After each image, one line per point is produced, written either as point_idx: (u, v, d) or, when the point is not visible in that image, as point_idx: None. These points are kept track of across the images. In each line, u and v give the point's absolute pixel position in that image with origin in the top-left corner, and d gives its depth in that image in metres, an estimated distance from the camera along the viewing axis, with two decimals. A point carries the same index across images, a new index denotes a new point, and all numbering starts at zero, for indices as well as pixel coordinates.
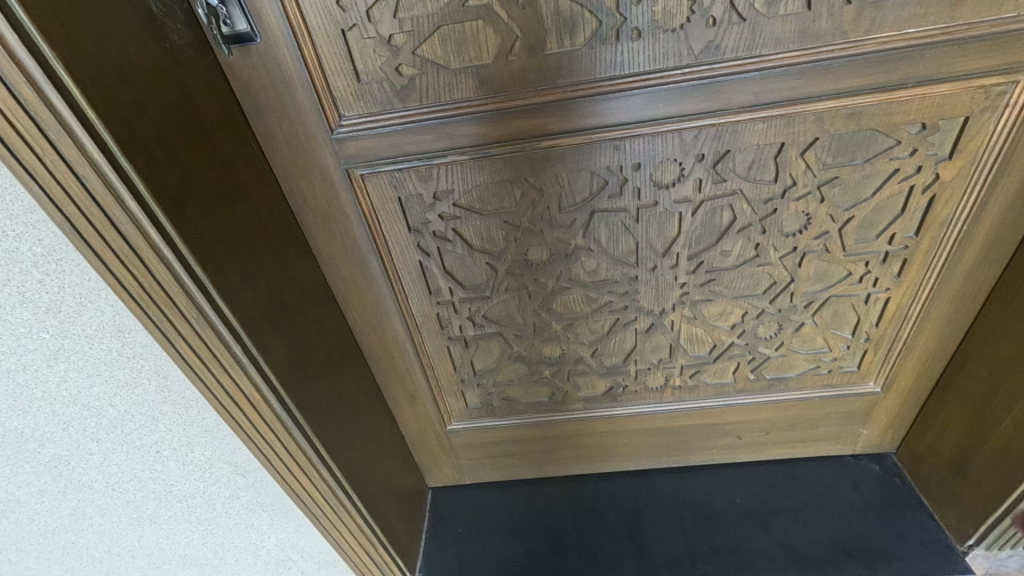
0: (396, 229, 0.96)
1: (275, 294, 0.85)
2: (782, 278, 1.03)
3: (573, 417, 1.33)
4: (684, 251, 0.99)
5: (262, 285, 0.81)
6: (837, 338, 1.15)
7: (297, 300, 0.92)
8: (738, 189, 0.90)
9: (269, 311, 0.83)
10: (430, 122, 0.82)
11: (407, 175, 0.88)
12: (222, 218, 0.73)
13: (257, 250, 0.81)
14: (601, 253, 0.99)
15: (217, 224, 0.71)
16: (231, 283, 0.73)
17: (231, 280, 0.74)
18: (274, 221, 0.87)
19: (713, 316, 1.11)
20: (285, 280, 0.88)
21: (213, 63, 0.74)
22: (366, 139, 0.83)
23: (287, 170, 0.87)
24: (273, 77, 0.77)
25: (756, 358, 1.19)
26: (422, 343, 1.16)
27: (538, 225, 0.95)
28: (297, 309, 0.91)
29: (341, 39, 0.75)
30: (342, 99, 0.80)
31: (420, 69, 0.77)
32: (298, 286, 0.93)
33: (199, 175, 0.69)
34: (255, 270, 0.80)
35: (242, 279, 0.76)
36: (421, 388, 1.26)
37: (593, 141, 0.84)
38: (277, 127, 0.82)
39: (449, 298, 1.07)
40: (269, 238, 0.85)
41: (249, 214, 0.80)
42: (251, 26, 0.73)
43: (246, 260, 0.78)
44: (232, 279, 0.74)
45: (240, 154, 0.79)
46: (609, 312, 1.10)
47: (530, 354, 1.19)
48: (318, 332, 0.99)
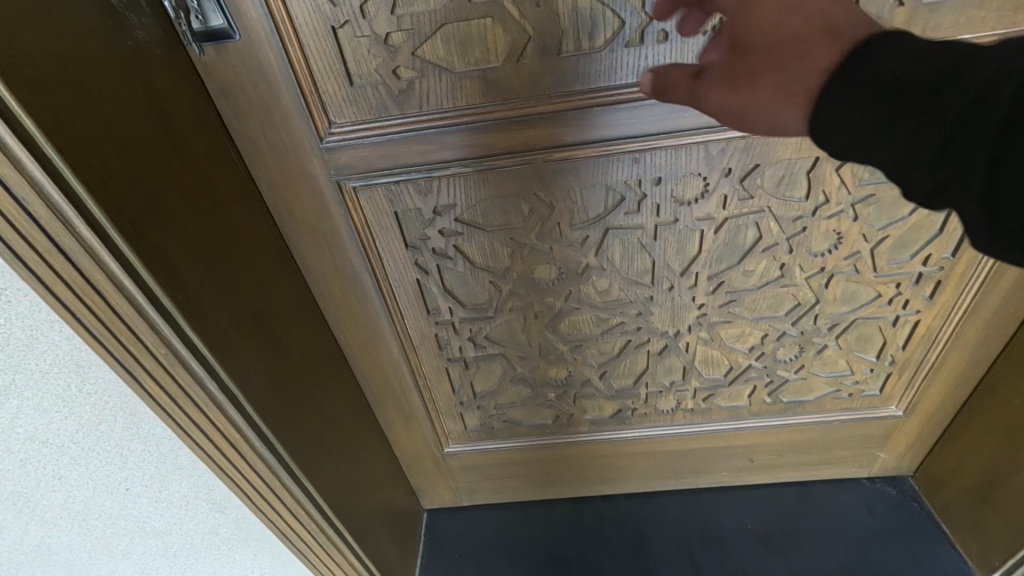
0: (392, 246, 0.88)
1: (258, 321, 0.77)
2: (807, 299, 0.96)
3: (578, 440, 1.26)
4: (703, 271, 0.92)
5: (242, 312, 0.73)
6: (861, 361, 1.08)
7: (283, 323, 0.84)
8: (766, 205, 0.83)
9: (251, 338, 0.74)
10: (430, 131, 0.73)
11: (404, 188, 0.80)
12: (195, 238, 0.64)
13: (238, 272, 0.73)
14: (614, 272, 0.92)
15: (189, 245, 0.63)
16: (206, 312, 0.65)
17: (206, 310, 0.65)
18: (257, 238, 0.78)
19: (730, 337, 1.04)
20: (268, 301, 0.80)
21: (186, 61, 0.65)
22: (359, 149, 0.75)
23: (271, 181, 0.78)
24: (254, 78, 0.68)
25: (774, 381, 1.12)
26: (419, 365, 1.08)
27: (547, 242, 0.88)
28: (282, 333, 0.83)
29: (332, 37, 0.66)
30: (333, 105, 0.72)
31: (420, 72, 0.69)
32: (284, 307, 0.85)
33: (168, 191, 0.60)
34: (234, 294, 0.71)
35: (220, 306, 0.68)
36: (417, 411, 1.18)
37: (611, 153, 0.76)
38: (260, 135, 0.73)
39: (449, 318, 0.99)
40: (251, 258, 0.76)
41: (228, 233, 0.71)
42: (228, 23, 0.64)
43: (224, 283, 0.69)
44: (208, 306, 0.65)
45: (217, 166, 0.70)
46: (620, 334, 1.03)
47: (534, 376, 1.12)
48: (307, 356, 0.91)
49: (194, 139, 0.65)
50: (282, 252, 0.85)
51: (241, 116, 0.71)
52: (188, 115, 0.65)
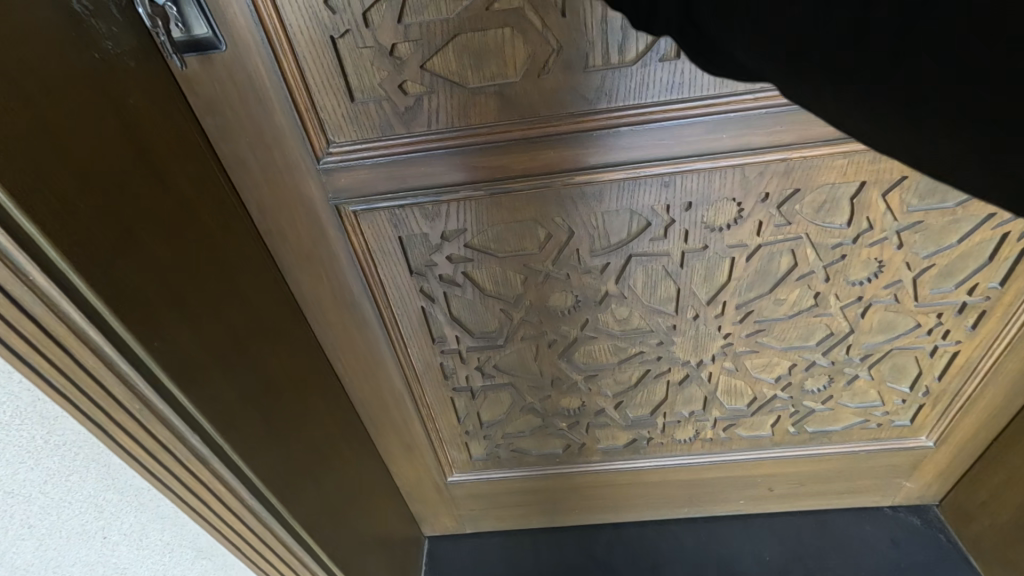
0: (396, 272, 0.80)
1: (248, 360, 0.69)
2: (840, 329, 0.90)
3: (589, 469, 1.19)
4: (731, 299, 0.85)
5: (229, 352, 0.65)
6: (893, 392, 1.02)
7: (275, 358, 0.76)
8: (804, 232, 0.76)
9: (239, 380, 0.67)
10: (440, 151, 0.66)
11: (409, 212, 0.72)
12: (175, 276, 0.57)
13: (224, 309, 0.65)
14: (636, 301, 0.85)
15: (167, 285, 0.56)
16: (187, 357, 0.58)
17: (188, 355, 0.58)
18: (247, 268, 0.71)
19: (756, 367, 0.97)
20: (260, 335, 0.73)
21: (165, 74, 0.58)
22: (360, 170, 0.68)
23: (263, 204, 0.70)
24: (243, 94, 0.61)
25: (800, 411, 1.06)
26: (423, 395, 1.01)
27: (564, 269, 0.81)
28: (275, 368, 0.76)
29: (331, 48, 0.59)
30: (331, 122, 0.64)
31: (429, 88, 0.62)
32: (277, 340, 0.77)
33: (142, 224, 0.53)
34: (220, 332, 0.64)
35: (203, 349, 0.60)
36: (420, 441, 1.10)
37: (638, 176, 0.69)
38: (249, 155, 0.66)
39: (455, 347, 0.92)
40: (241, 290, 0.69)
41: (215, 265, 0.64)
42: (213, 32, 0.57)
43: (209, 322, 0.62)
44: (190, 351, 0.58)
45: (202, 191, 0.62)
46: (639, 363, 0.96)
47: (545, 405, 1.04)
48: (303, 392, 0.83)
49: (175, 162, 0.58)
50: (275, 279, 0.78)
51: (206, 128, 0.63)
52: (167, 136, 0.57)
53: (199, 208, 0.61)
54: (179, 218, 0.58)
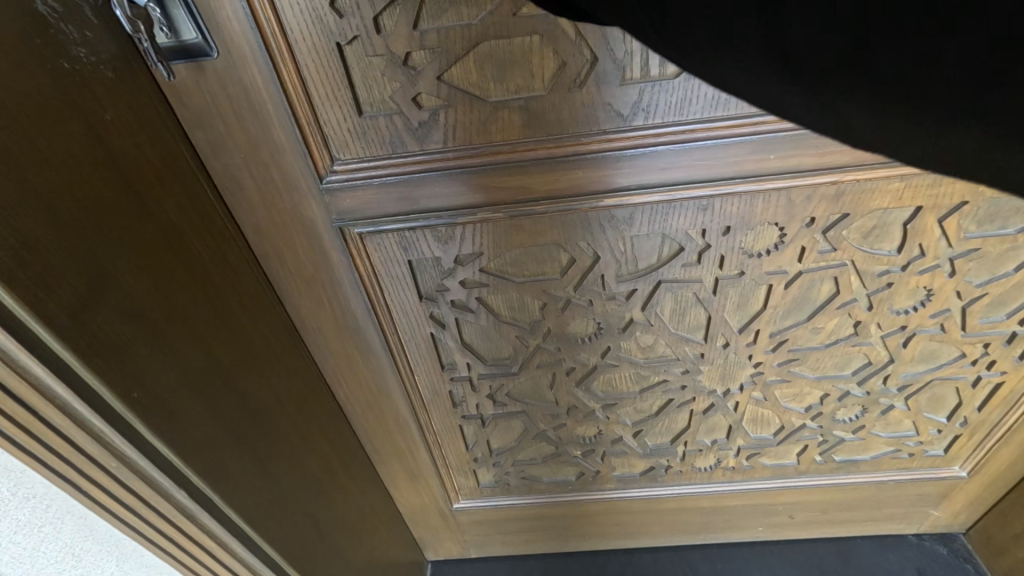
0: (404, 298, 0.74)
1: (244, 400, 0.63)
2: (879, 359, 0.84)
3: (604, 497, 1.13)
4: (766, 328, 0.79)
5: (222, 394, 0.59)
6: (929, 422, 0.96)
7: (275, 390, 0.70)
8: (849, 258, 0.70)
9: (233, 422, 0.60)
10: (456, 170, 0.60)
11: (420, 235, 0.66)
12: (159, 312, 0.50)
13: (218, 345, 0.58)
14: (662, 329, 0.79)
15: (150, 323, 0.49)
16: (172, 404, 0.51)
17: (173, 403, 0.51)
18: (244, 297, 0.64)
19: (786, 396, 0.91)
20: (258, 367, 0.66)
21: (149, 84, 0.51)
22: (367, 190, 0.61)
23: (259, 226, 0.64)
24: (237, 106, 0.54)
25: (829, 440, 1.00)
26: (430, 422, 0.94)
27: (587, 295, 0.74)
28: (275, 403, 0.69)
29: (338, 56, 0.52)
30: (336, 138, 0.58)
31: (446, 101, 0.56)
32: (276, 371, 0.70)
33: (119, 256, 0.46)
34: (211, 370, 0.57)
35: (192, 392, 0.54)
36: (426, 468, 1.04)
37: (674, 199, 0.63)
38: (245, 173, 0.59)
39: (466, 374, 0.85)
40: (237, 322, 0.62)
41: (208, 297, 0.57)
42: (203, 37, 0.50)
43: (199, 359, 0.55)
44: (176, 398, 0.52)
45: (194, 216, 0.56)
46: (661, 392, 0.89)
47: (560, 434, 0.98)
48: (304, 427, 0.76)
49: (161, 182, 0.51)
50: (274, 305, 0.71)
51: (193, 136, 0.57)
52: (152, 153, 0.50)
53: (188, 232, 0.55)
54: (164, 246, 0.51)
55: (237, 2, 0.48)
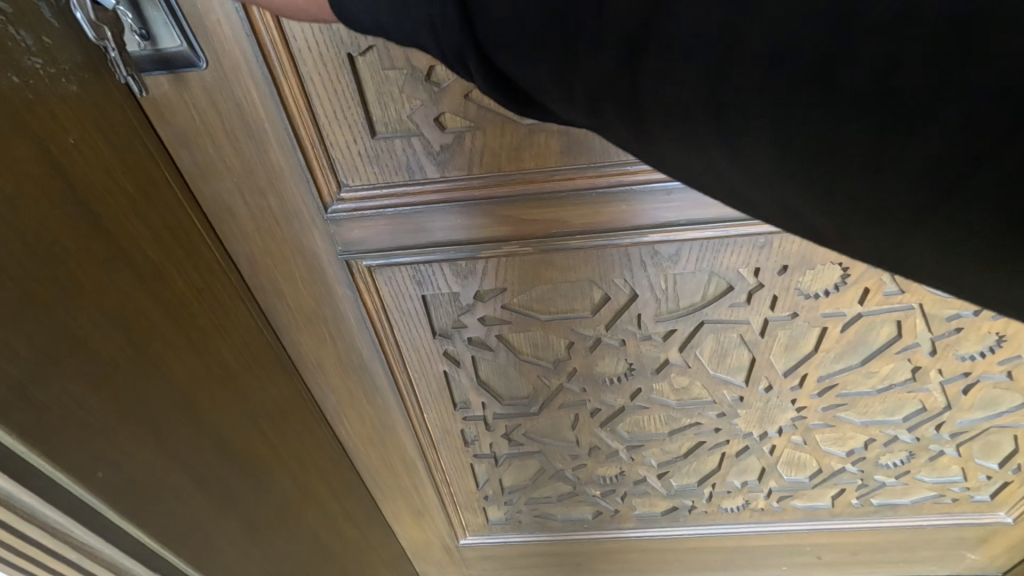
0: (415, 336, 0.66)
1: (241, 458, 0.55)
2: (934, 405, 0.76)
3: (621, 536, 1.06)
4: (814, 372, 0.71)
5: (215, 455, 0.51)
6: (980, 469, 0.88)
7: (277, 437, 0.62)
8: (917, 301, 0.62)
9: (226, 483, 0.52)
10: (481, 201, 0.52)
11: (437, 269, 0.58)
12: (138, 367, 0.42)
13: (212, 398, 0.50)
14: (700, 372, 0.71)
15: (124, 382, 0.41)
16: (149, 476, 0.43)
17: (151, 478, 0.43)
18: (242, 338, 0.56)
19: (827, 440, 0.84)
20: (257, 415, 0.58)
21: (127, 97, 0.43)
22: (378, 221, 0.54)
23: (254, 258, 0.56)
24: (231, 125, 0.46)
25: (869, 485, 0.92)
26: (439, 460, 0.86)
27: (619, 335, 0.66)
28: (276, 452, 0.61)
29: (349, 69, 0.44)
30: (344, 163, 0.50)
31: (473, 123, 0.48)
32: (277, 417, 0.62)
33: (86, 307, 0.38)
34: (203, 428, 0.49)
35: (176, 458, 0.46)
36: (432, 506, 0.96)
37: (728, 235, 0.55)
38: (238, 200, 0.51)
39: (480, 414, 0.78)
40: (234, 369, 0.54)
41: (199, 344, 0.49)
42: (189, 45, 0.42)
43: (188, 416, 0.47)
44: (155, 472, 0.44)
45: (181, 251, 0.48)
46: (693, 434, 0.82)
47: (578, 474, 0.91)
48: (306, 475, 0.69)
49: (141, 213, 0.43)
50: (272, 342, 0.63)
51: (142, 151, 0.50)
52: (132, 179, 0.43)
53: (175, 268, 0.47)
54: (145, 288, 0.43)
55: (229, 4, 0.40)
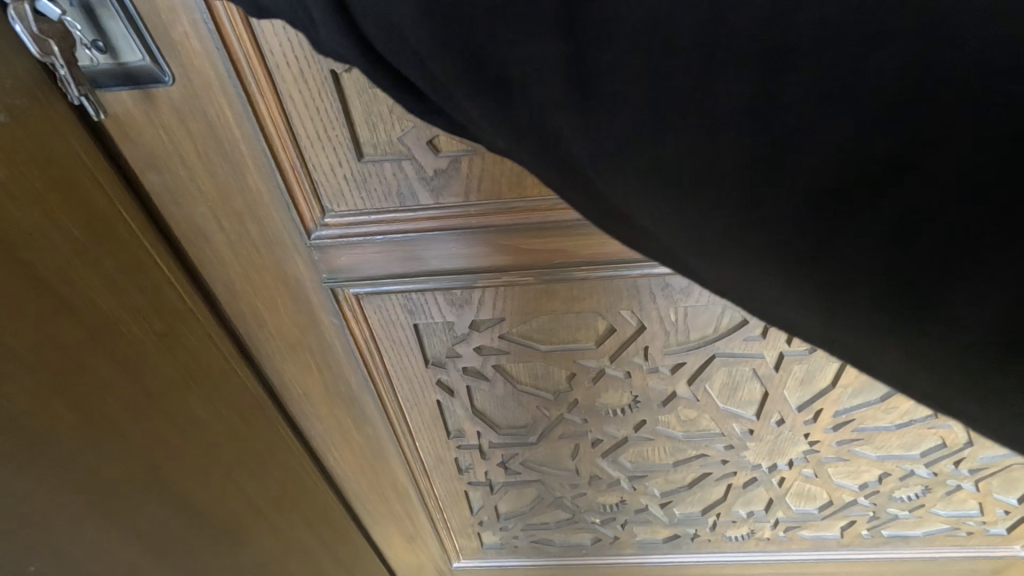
0: (406, 365, 0.62)
1: (209, 512, 0.51)
2: (955, 442, 0.72)
3: (621, 562, 1.02)
4: (830, 407, 0.67)
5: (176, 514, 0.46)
6: (997, 504, 0.84)
7: (257, 483, 0.57)
8: None
9: (186, 546, 0.48)
10: (476, 228, 0.48)
11: (429, 297, 0.55)
12: (73, 433, 0.38)
13: (176, 451, 0.46)
14: (709, 405, 0.67)
15: (57, 453, 0.37)
16: (83, 551, 0.39)
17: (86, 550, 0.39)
18: (217, 378, 0.52)
19: (839, 473, 0.80)
20: (233, 464, 0.53)
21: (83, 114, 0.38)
22: (366, 248, 0.49)
23: (232, 285, 0.52)
24: (203, 146, 0.42)
25: (881, 517, 0.88)
26: (431, 487, 0.83)
27: (624, 366, 0.62)
28: (253, 501, 0.57)
29: (332, 88, 0.40)
30: (327, 186, 0.46)
31: (469, 146, 0.43)
32: (258, 459, 0.58)
33: (10, 375, 0.34)
34: (161, 491, 0.45)
35: (119, 527, 0.42)
36: (424, 531, 0.92)
37: None
38: (212, 223, 0.47)
39: (475, 443, 0.74)
40: (205, 415, 0.50)
41: (160, 396, 0.44)
42: (153, 59, 0.37)
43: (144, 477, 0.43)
44: (92, 545, 0.40)
45: (142, 291, 0.43)
46: (699, 465, 0.78)
47: (576, 502, 0.87)
48: (289, 513, 0.65)
49: (92, 257, 0.39)
50: (251, 379, 0.58)
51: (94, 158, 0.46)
52: (82, 219, 0.38)
53: (134, 315, 0.42)
54: (89, 342, 0.38)
55: (197, 15, 0.36)
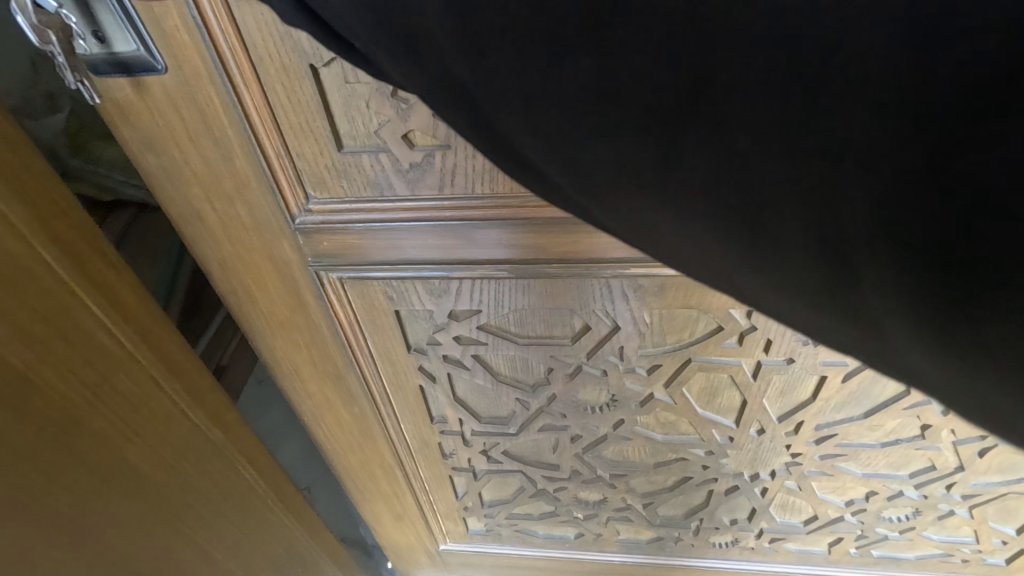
0: (389, 350, 0.65)
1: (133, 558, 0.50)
2: (945, 465, 0.70)
3: (605, 559, 1.02)
4: (811, 420, 0.67)
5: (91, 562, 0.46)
6: (994, 533, 0.81)
7: (197, 519, 0.57)
8: None
9: None
10: (450, 221, 0.50)
11: (409, 285, 0.57)
12: None
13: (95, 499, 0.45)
14: (686, 409, 0.68)
15: None
16: None
17: None
18: (156, 417, 0.51)
19: (825, 488, 0.79)
20: (172, 491, 0.53)
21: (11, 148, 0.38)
22: (348, 234, 0.52)
23: (225, 263, 0.55)
24: (195, 133, 0.45)
25: (869, 536, 0.86)
26: (416, 469, 0.85)
27: (600, 365, 0.63)
28: (192, 540, 0.56)
29: (312, 81, 0.42)
30: (311, 174, 0.48)
31: (443, 143, 0.45)
32: (217, 473, 0.59)
33: None
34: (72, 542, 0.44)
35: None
36: (412, 511, 0.95)
37: None
38: (205, 204, 0.50)
39: (457, 430, 0.76)
40: (136, 457, 0.49)
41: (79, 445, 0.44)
42: (147, 49, 0.40)
43: (81, 519, 0.44)
44: None
45: (60, 337, 0.42)
46: (679, 469, 0.78)
47: (559, 496, 0.88)
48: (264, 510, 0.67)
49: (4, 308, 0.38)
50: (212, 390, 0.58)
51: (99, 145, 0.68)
52: None
53: (58, 365, 0.41)
54: (6, 403, 0.38)
55: (187, 10, 0.39)
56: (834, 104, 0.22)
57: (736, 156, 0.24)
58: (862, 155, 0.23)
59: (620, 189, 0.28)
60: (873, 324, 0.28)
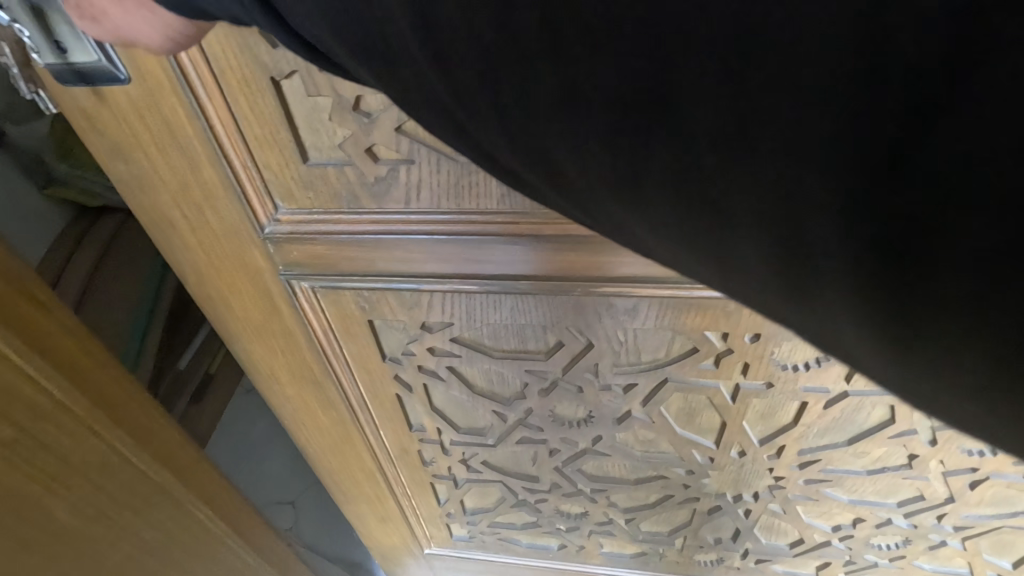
0: (364, 358, 0.64)
1: None
2: (934, 495, 0.68)
3: (589, 572, 1.01)
4: (793, 444, 0.65)
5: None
6: (989, 566, 0.78)
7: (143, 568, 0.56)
8: None
9: None
10: (416, 235, 0.49)
11: (381, 296, 0.56)
12: None
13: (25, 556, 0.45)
14: (665, 428, 0.66)
15: None
16: None
17: None
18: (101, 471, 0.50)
19: (810, 512, 0.76)
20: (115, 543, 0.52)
21: None
22: (317, 245, 0.52)
23: (198, 269, 0.55)
24: (161, 142, 0.45)
25: (858, 563, 0.84)
26: (398, 474, 0.85)
27: (575, 381, 0.62)
28: None
29: (274, 95, 0.42)
30: (278, 185, 0.48)
31: (406, 157, 0.44)
32: (170, 513, 0.59)
33: None
34: None
35: None
36: (395, 515, 0.96)
37: (686, 297, 0.50)
38: (176, 212, 0.50)
39: (436, 439, 0.75)
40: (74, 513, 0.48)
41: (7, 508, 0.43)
42: (107, 59, 0.40)
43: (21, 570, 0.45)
44: None
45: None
46: (660, 487, 0.77)
47: (540, 508, 0.87)
48: (231, 516, 0.67)
49: None
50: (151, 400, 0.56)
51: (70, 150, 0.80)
52: None
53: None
54: None
55: None
56: (766, 96, 0.18)
57: (690, 153, 0.20)
58: (816, 152, 0.18)
59: (554, 196, 0.27)
60: (844, 349, 0.23)
